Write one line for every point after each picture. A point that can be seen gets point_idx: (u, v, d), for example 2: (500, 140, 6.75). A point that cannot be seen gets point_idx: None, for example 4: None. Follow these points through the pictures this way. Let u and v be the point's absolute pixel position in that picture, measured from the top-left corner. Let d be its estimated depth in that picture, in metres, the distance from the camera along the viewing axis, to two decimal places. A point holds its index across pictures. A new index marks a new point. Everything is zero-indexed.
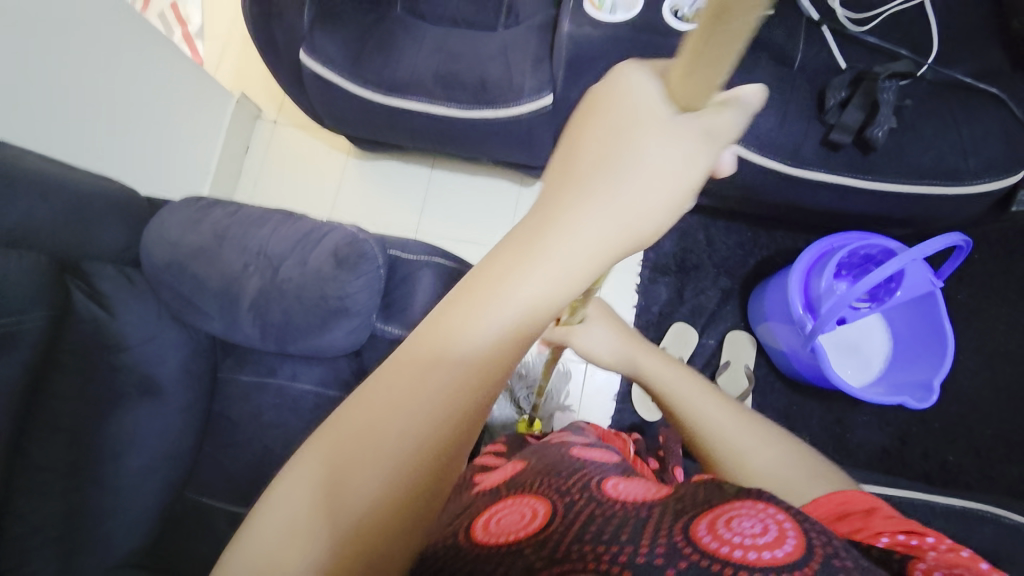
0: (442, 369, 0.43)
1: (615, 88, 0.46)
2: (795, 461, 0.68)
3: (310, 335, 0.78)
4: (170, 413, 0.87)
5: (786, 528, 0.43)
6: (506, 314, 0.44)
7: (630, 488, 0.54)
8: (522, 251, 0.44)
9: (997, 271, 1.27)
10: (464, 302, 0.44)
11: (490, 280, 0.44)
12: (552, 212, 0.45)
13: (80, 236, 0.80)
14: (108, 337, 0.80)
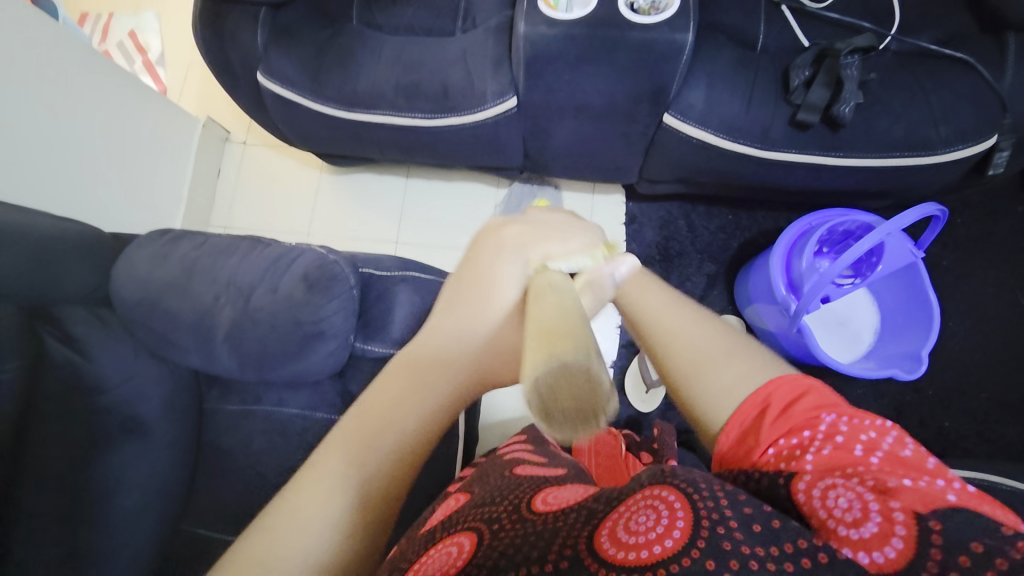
0: (430, 394, 0.59)
1: (484, 243, 0.62)
2: (729, 342, 0.58)
3: (288, 361, 0.77)
4: (157, 450, 0.86)
5: (677, 514, 0.45)
6: (444, 362, 0.60)
7: (561, 497, 0.56)
8: (449, 319, 0.62)
9: (980, 234, 1.26)
10: (415, 356, 0.60)
11: (430, 348, 0.61)
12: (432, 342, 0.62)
13: (48, 282, 0.79)
14: (86, 380, 0.79)
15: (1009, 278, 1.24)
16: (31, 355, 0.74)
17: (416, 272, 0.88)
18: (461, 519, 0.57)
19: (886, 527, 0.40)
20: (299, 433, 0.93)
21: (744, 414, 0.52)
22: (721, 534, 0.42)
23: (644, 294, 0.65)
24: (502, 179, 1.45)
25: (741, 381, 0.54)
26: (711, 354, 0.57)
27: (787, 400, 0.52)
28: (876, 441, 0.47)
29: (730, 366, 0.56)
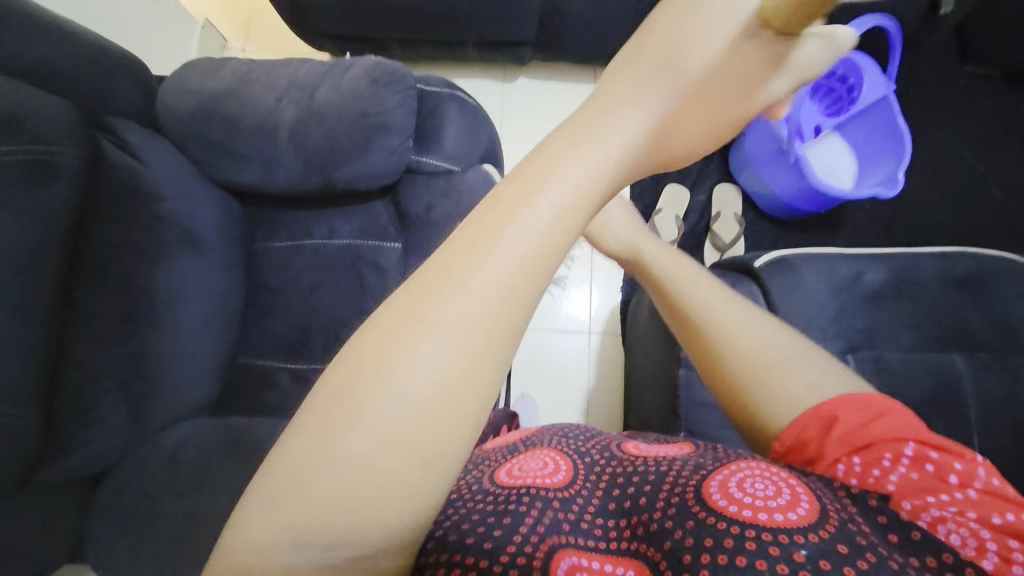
0: (456, 319, 0.34)
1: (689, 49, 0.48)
2: (790, 343, 0.66)
3: (354, 156, 0.80)
4: (213, 271, 0.87)
5: (800, 495, 0.50)
6: (575, 178, 0.38)
7: (651, 449, 0.66)
8: (592, 125, 0.42)
9: (932, 102, 1.44)
10: (553, 152, 0.39)
11: (529, 172, 0.39)
12: (537, 162, 0.39)
13: (100, 88, 0.78)
14: (145, 186, 0.79)
15: (959, 137, 1.42)
16: (91, 148, 0.74)
17: (462, 93, 0.93)
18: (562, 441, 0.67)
19: (1004, 564, 0.45)
20: (348, 260, 0.95)
21: (828, 419, 0.58)
22: (852, 529, 0.46)
23: (705, 292, 0.71)
24: (508, 73, 1.49)
25: (799, 376, 0.62)
26: (778, 355, 0.63)
27: (862, 425, 0.57)
28: (964, 477, 0.53)
29: (796, 365, 0.63)
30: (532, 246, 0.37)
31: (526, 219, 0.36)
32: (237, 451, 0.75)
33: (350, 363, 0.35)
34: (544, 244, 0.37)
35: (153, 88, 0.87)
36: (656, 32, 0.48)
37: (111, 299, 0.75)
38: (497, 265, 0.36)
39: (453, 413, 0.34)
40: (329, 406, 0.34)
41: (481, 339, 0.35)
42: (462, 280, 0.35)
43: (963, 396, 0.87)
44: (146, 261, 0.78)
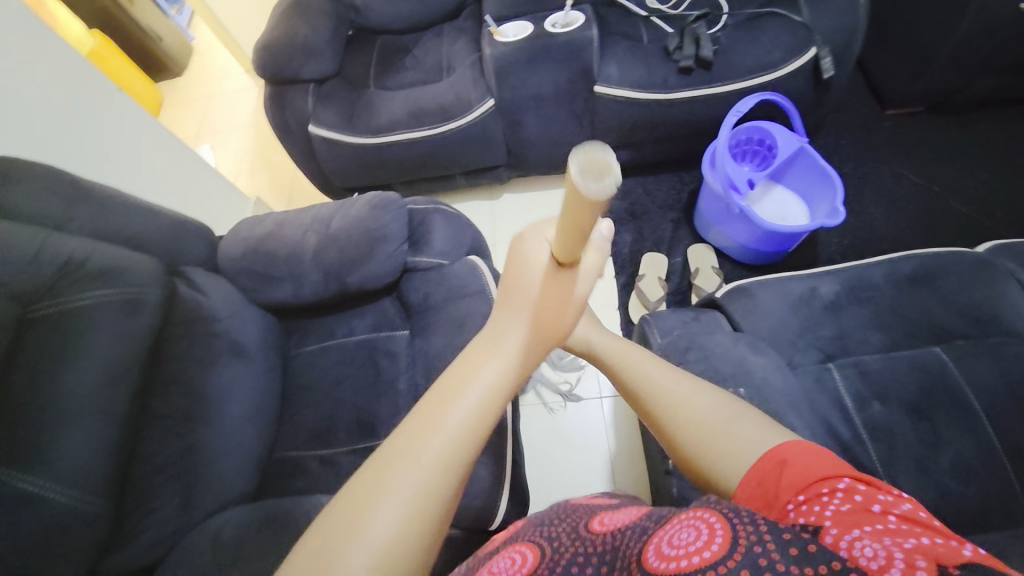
0: (400, 510, 0.48)
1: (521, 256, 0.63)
2: (731, 412, 0.64)
3: (362, 263, 1.03)
4: (255, 373, 1.04)
5: (717, 529, 0.46)
6: (487, 376, 0.57)
7: (616, 518, 0.63)
8: (458, 384, 0.56)
9: (867, 143, 1.61)
10: (471, 362, 0.59)
11: (418, 428, 0.53)
12: (427, 418, 0.54)
13: (178, 247, 1.07)
14: (204, 311, 1.00)
15: (902, 167, 1.56)
16: (168, 288, 0.98)
17: (444, 206, 1.18)
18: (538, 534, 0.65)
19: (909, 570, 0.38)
20: (366, 351, 1.11)
21: (762, 478, 0.55)
22: (758, 552, 0.42)
23: (652, 370, 0.73)
24: (494, 191, 1.80)
25: (747, 445, 0.59)
26: (719, 423, 0.62)
27: (811, 469, 0.52)
28: (891, 507, 0.47)
29: (734, 426, 0.61)
30: (431, 477, 0.50)
31: (449, 421, 0.53)
32: (270, 522, 0.82)
33: (317, 538, 0.48)
34: (470, 424, 0.54)
35: (216, 244, 1.16)
36: (505, 267, 0.65)
37: (173, 403, 0.92)
38: (441, 440, 0.52)
39: (413, 527, 0.48)
40: (321, 538, 0.47)
41: (408, 533, 0.48)
42: (386, 501, 0.48)
43: (956, 384, 0.88)
44: (202, 369, 0.96)
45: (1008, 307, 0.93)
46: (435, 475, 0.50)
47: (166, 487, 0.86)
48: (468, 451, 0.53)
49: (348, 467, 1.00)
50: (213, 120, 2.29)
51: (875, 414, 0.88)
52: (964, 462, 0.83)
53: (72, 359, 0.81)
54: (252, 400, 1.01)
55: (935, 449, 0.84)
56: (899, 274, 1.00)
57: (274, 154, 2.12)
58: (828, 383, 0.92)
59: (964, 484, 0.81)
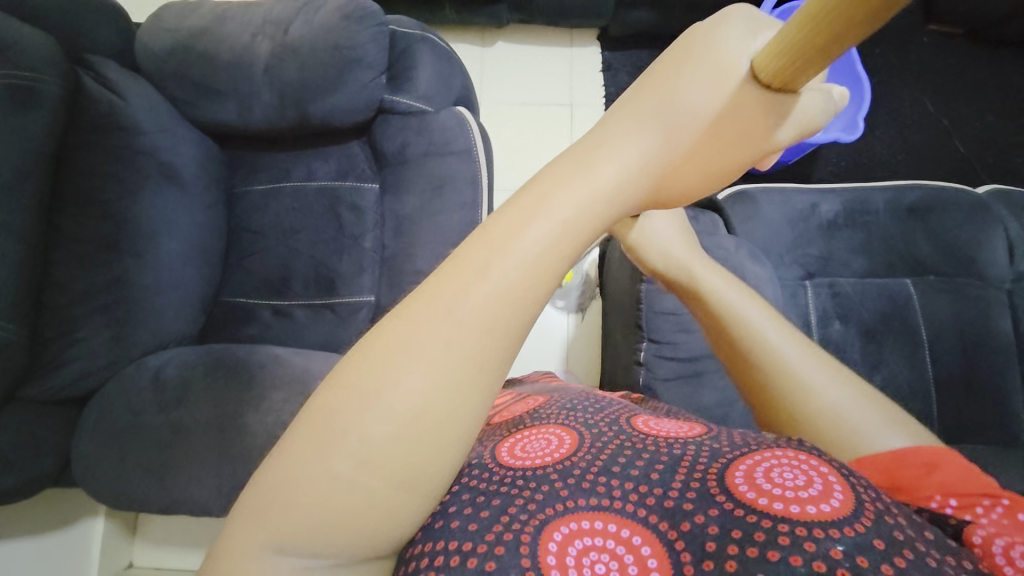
0: (454, 345, 0.33)
1: (698, 45, 0.42)
2: (861, 395, 0.49)
3: (329, 89, 0.84)
4: (194, 206, 0.88)
5: (832, 482, 0.38)
6: (568, 200, 0.37)
7: (662, 424, 0.51)
8: (546, 188, 0.37)
9: (900, 57, 1.47)
10: (543, 185, 0.37)
11: (509, 225, 0.35)
12: (492, 235, 0.35)
13: (78, 25, 0.80)
14: (123, 118, 0.80)
15: (923, 92, 1.46)
16: (70, 80, 0.76)
17: (434, 36, 0.96)
18: (568, 416, 0.52)
19: None
20: (329, 199, 0.97)
21: (890, 467, 0.44)
22: (889, 522, 0.35)
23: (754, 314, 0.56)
24: (487, 37, 1.52)
25: (882, 437, 0.46)
26: (847, 411, 0.47)
27: (961, 481, 0.42)
28: None
29: (865, 410, 0.47)
30: (505, 304, 0.34)
31: (494, 278, 0.34)
32: (218, 367, 0.76)
33: (341, 378, 0.33)
34: (521, 284, 0.34)
35: (133, 32, 0.89)
36: (673, 61, 0.43)
37: (91, 227, 0.77)
38: (479, 304, 0.34)
39: (443, 413, 0.33)
40: (319, 414, 0.33)
41: (468, 371, 0.33)
42: (433, 328, 0.33)
43: (913, 317, 0.92)
44: (126, 191, 0.80)
45: (987, 252, 0.94)
46: (499, 310, 0.34)
47: (93, 320, 0.76)
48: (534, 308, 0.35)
49: (304, 321, 0.94)
50: None
51: (833, 334, 0.92)
52: (896, 385, 0.90)
53: None
54: (192, 235, 0.87)
55: (874, 369, 0.91)
56: (900, 204, 0.97)
57: None
58: (800, 300, 0.93)
59: None
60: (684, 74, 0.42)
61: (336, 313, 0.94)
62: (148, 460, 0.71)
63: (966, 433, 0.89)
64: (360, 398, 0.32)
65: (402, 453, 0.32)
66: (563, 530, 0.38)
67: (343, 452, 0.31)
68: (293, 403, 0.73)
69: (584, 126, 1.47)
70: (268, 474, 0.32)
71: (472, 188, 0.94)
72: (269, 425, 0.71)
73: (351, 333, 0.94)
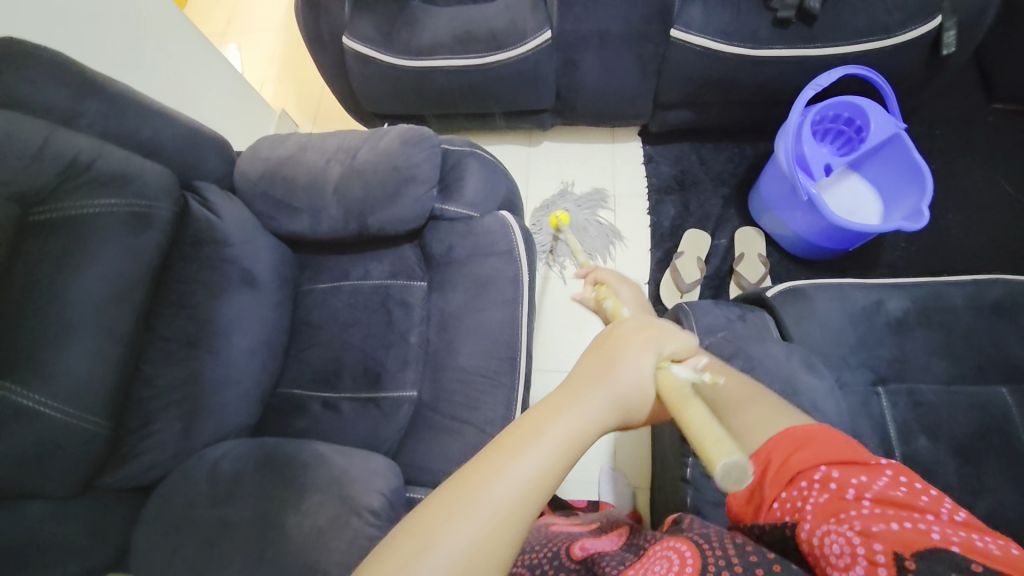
0: (466, 545, 0.39)
1: (623, 346, 0.52)
2: (773, 415, 0.59)
3: (388, 204, 0.94)
4: (265, 305, 0.98)
5: (686, 555, 0.52)
6: (553, 440, 0.44)
7: (595, 546, 0.68)
8: (548, 416, 0.45)
9: (964, 138, 1.41)
10: (532, 420, 0.45)
11: (523, 436, 0.44)
12: (506, 447, 0.43)
13: (191, 159, 0.97)
14: (216, 233, 0.93)
15: (998, 172, 1.37)
16: (179, 202, 0.91)
17: (482, 150, 1.06)
18: (514, 566, 0.69)
19: (870, 567, 0.42)
20: (382, 296, 1.05)
21: (777, 456, 0.55)
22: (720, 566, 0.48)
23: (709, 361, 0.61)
24: (534, 138, 1.65)
25: (780, 424, 0.58)
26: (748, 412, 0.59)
27: (808, 459, 0.54)
28: (865, 489, 0.49)
29: (779, 414, 0.59)
30: (509, 515, 0.41)
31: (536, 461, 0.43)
32: (268, 463, 0.80)
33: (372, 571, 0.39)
34: (524, 500, 0.41)
35: (234, 159, 1.07)
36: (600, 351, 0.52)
37: (178, 327, 0.87)
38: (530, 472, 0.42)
39: None
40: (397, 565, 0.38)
41: (479, 558, 0.39)
42: (452, 535, 0.39)
43: (1018, 434, 0.80)
44: (211, 295, 0.90)
45: None
46: (504, 518, 0.40)
47: (166, 413, 0.84)
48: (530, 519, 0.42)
49: (350, 415, 0.97)
50: (238, 14, 2.03)
51: (919, 450, 0.81)
52: (1009, 518, 0.76)
53: (73, 268, 0.75)
54: (260, 332, 0.96)
55: (978, 497, 0.77)
56: (983, 300, 0.88)
57: (302, 57, 1.91)
58: (873, 409, 0.84)
59: None
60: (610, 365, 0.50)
61: (380, 407, 0.97)
62: (194, 558, 0.74)
63: None
64: None
65: None
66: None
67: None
68: (330, 506, 0.74)
69: (628, 216, 1.51)
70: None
71: (513, 287, 0.98)
72: (306, 529, 0.72)
73: (394, 428, 0.95)
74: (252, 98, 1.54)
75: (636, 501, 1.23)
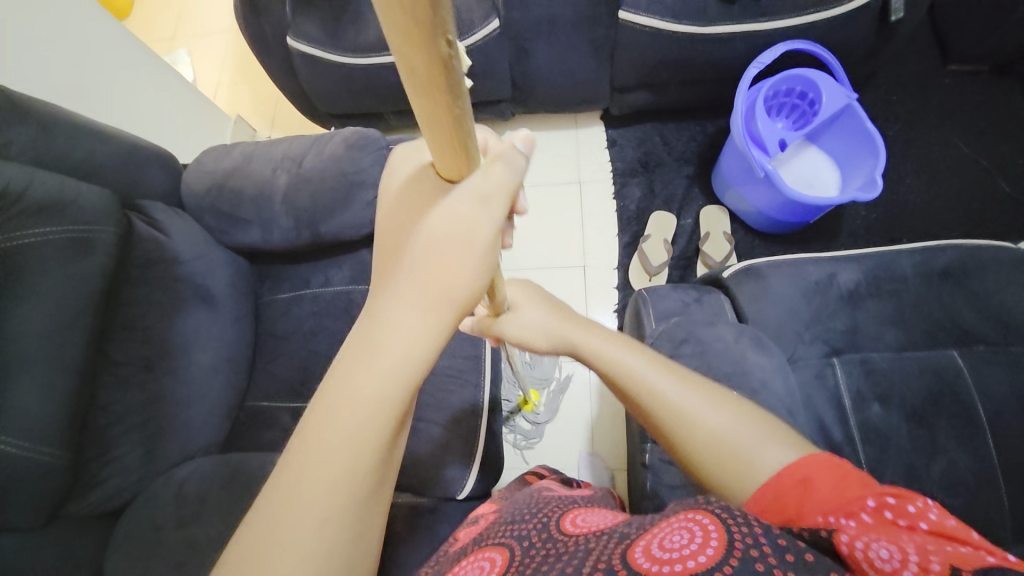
0: (332, 477, 0.43)
1: (410, 191, 0.48)
2: (747, 420, 0.61)
3: (338, 209, 0.92)
4: (224, 321, 0.97)
5: (711, 531, 0.46)
6: (386, 370, 0.44)
7: (591, 520, 0.61)
8: (358, 352, 0.45)
9: (920, 103, 1.42)
10: (348, 358, 0.45)
11: (344, 380, 0.44)
12: (334, 388, 0.45)
13: (134, 179, 0.95)
14: (166, 253, 0.92)
15: (953, 134, 1.39)
16: (122, 223, 0.89)
17: None
18: (500, 537, 0.62)
19: None
20: (345, 302, 1.04)
21: (779, 493, 0.54)
22: (755, 557, 0.42)
23: (661, 382, 0.65)
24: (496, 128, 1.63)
25: (769, 454, 0.57)
26: (732, 436, 0.59)
27: (833, 493, 0.52)
28: (920, 519, 0.45)
29: (766, 448, 0.58)
30: (357, 443, 0.44)
31: (366, 389, 0.44)
32: (234, 480, 0.80)
33: (250, 530, 0.43)
34: (367, 427, 0.44)
35: (180, 173, 1.04)
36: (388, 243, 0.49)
37: (133, 351, 0.86)
38: (367, 395, 0.44)
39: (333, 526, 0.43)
40: (269, 507, 0.43)
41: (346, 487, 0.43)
42: (310, 476, 0.43)
43: (966, 394, 0.82)
44: (164, 315, 0.89)
45: None
46: (352, 452, 0.43)
47: (128, 437, 0.83)
48: (379, 434, 0.44)
49: None
50: (187, 15, 1.95)
51: (872, 417, 0.83)
52: (957, 476, 0.79)
53: (15, 304, 0.73)
54: (220, 347, 0.96)
55: (928, 457, 0.80)
56: (932, 266, 0.90)
57: (253, 57, 1.86)
58: (828, 380, 0.86)
59: (951, 497, 0.78)
60: (416, 218, 0.46)
61: None
62: None
63: None
64: (264, 548, 0.41)
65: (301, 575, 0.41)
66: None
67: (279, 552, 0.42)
68: None
69: (593, 202, 1.51)
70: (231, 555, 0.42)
71: None
72: None
73: None
74: (202, 104, 1.49)
75: (614, 481, 1.26)
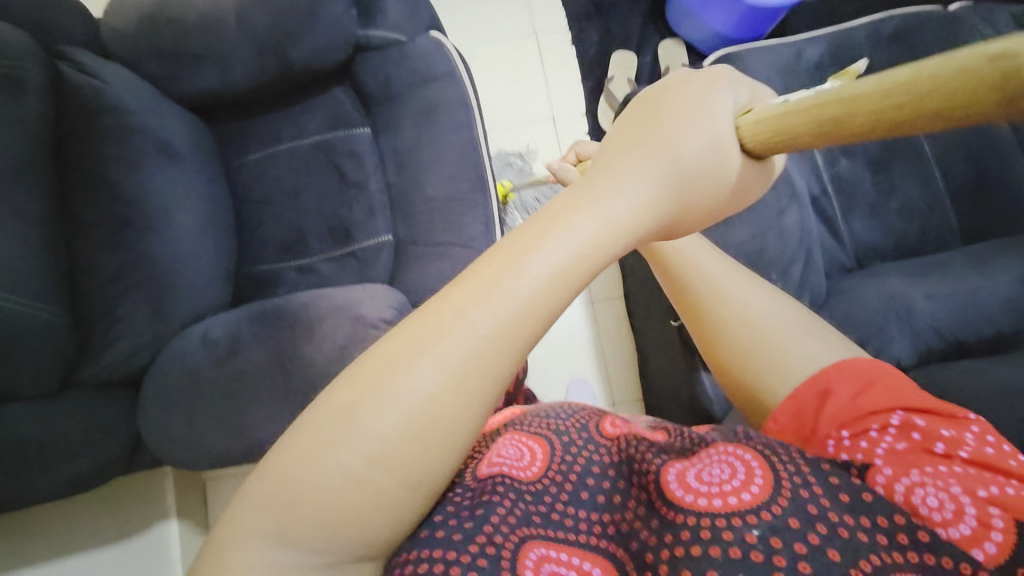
0: (421, 415, 0.29)
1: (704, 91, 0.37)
2: (803, 326, 0.53)
3: (304, 27, 0.84)
4: (194, 179, 0.88)
5: (754, 468, 0.41)
6: (584, 229, 0.31)
7: (630, 426, 0.55)
8: (572, 198, 0.33)
9: None
10: (555, 214, 0.32)
11: (537, 240, 0.31)
12: (502, 258, 0.31)
13: (43, 16, 0.79)
14: (108, 101, 0.79)
15: None
16: (49, 70, 0.75)
17: None
18: (539, 422, 0.55)
19: (982, 531, 0.38)
20: (326, 151, 0.97)
21: (800, 412, 0.48)
22: (804, 497, 0.39)
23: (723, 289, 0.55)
24: None
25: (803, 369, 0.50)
26: (793, 342, 0.52)
27: (864, 405, 0.46)
28: (959, 446, 0.43)
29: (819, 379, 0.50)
30: (472, 376, 0.30)
31: (534, 273, 0.30)
32: (263, 317, 0.78)
33: (321, 409, 0.30)
34: (493, 352, 0.30)
35: (94, 20, 0.88)
36: (655, 108, 0.37)
37: (103, 210, 0.77)
38: (519, 300, 0.30)
39: (400, 475, 0.30)
40: (347, 393, 0.30)
41: (432, 428, 0.29)
42: (408, 393, 0.29)
43: (916, 137, 0.93)
44: (129, 169, 0.79)
45: None
46: (467, 389, 0.30)
47: (128, 299, 0.77)
48: (491, 393, 0.31)
49: (330, 274, 0.95)
50: None
51: (842, 170, 0.93)
52: (912, 205, 0.92)
53: None
54: (200, 207, 0.87)
55: (889, 195, 0.92)
56: (881, 33, 0.98)
57: None
58: (804, 147, 0.95)
59: (907, 223, 0.92)
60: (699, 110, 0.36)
61: (358, 257, 0.95)
62: (218, 415, 0.73)
63: (985, 232, 0.91)
64: (320, 450, 0.29)
65: (341, 505, 0.29)
66: (537, 550, 0.41)
67: (355, 450, 0.29)
68: (343, 326, 0.75)
69: (552, 50, 1.46)
70: (276, 466, 0.29)
71: (464, 109, 0.94)
72: (326, 352, 0.73)
73: (379, 272, 0.95)
74: None
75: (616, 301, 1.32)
